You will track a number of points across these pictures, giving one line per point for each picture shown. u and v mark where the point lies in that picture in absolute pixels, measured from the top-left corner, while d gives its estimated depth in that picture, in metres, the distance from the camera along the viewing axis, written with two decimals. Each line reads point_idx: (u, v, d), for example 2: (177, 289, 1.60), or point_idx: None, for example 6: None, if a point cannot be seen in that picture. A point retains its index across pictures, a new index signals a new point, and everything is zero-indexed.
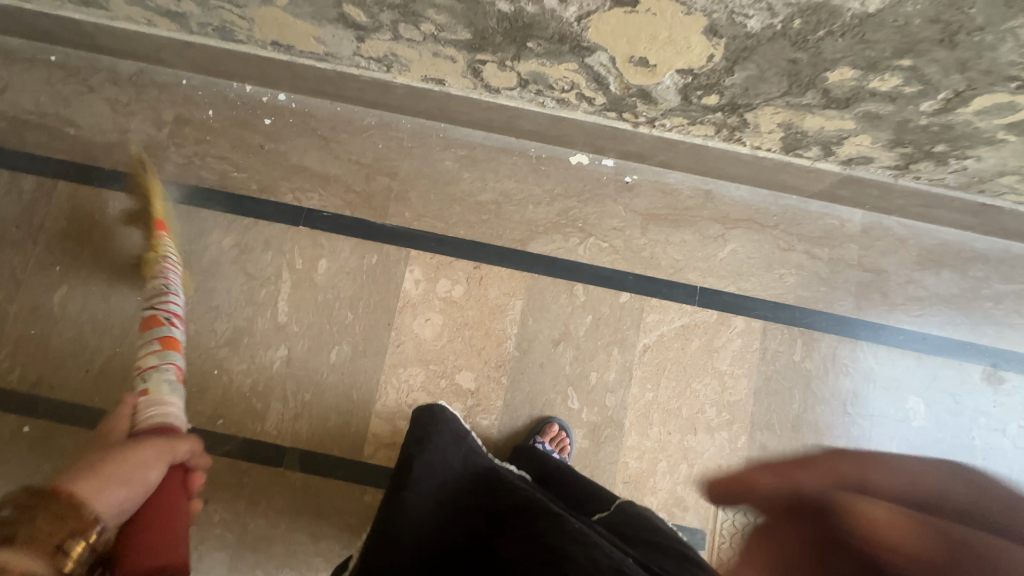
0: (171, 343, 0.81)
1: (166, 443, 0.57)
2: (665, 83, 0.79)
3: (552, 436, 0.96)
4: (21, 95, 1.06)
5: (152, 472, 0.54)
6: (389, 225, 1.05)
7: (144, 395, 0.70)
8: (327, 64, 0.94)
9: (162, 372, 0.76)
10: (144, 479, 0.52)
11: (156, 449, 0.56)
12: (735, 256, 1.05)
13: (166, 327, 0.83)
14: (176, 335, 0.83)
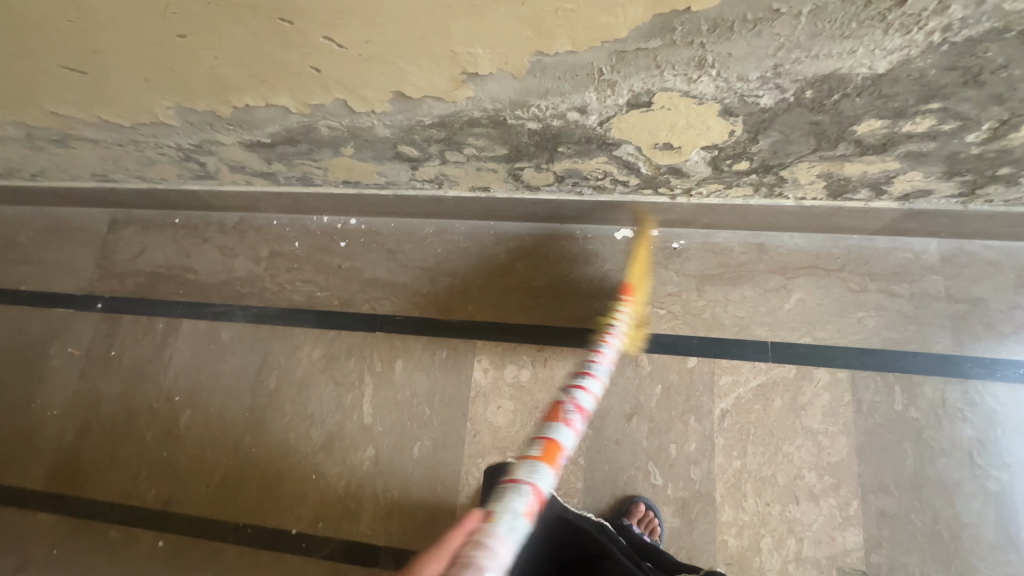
0: (551, 451, 0.59)
1: None
2: (693, 159, 0.83)
3: (640, 516, 0.92)
4: (155, 254, 1.30)
5: None
6: (455, 320, 1.13)
7: (489, 519, 0.50)
8: (388, 190, 1.09)
9: (512, 492, 0.53)
10: None
11: None
12: (804, 306, 1.02)
13: (564, 427, 0.62)
14: (558, 437, 0.60)
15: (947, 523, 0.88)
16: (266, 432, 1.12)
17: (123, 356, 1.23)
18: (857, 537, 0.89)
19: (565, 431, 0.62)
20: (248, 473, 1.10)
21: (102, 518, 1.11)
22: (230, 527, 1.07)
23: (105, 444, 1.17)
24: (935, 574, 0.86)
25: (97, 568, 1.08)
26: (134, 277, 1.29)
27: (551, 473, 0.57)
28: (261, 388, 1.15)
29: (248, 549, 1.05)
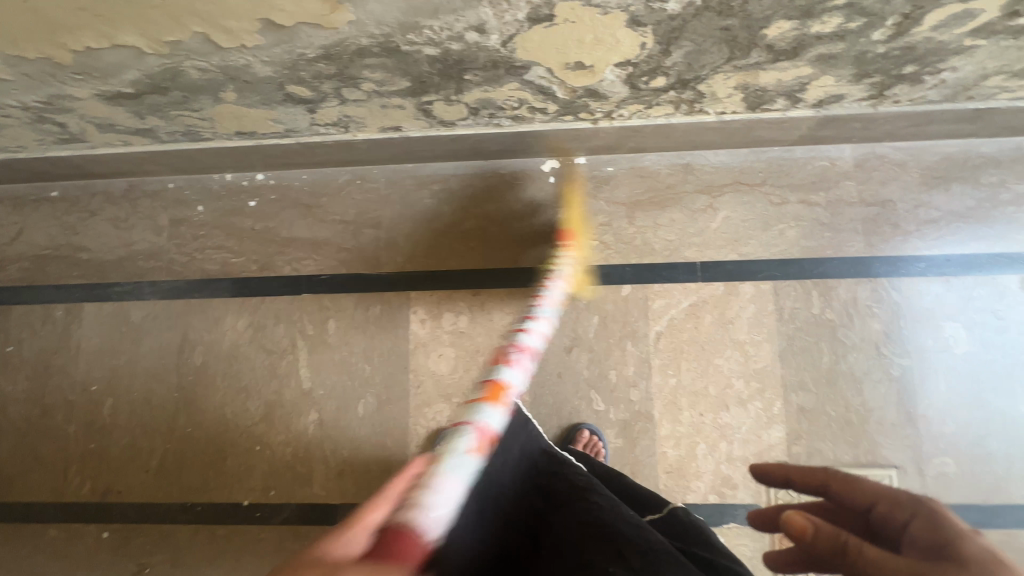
0: (497, 392, 0.57)
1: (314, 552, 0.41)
2: (608, 78, 0.79)
3: (584, 442, 0.96)
4: (36, 234, 1.15)
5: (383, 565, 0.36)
6: (385, 273, 1.07)
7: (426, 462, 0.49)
8: (290, 139, 0.98)
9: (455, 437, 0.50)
10: (371, 574, 0.35)
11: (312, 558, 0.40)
12: (729, 223, 1.03)
13: (506, 367, 0.61)
14: (505, 377, 0.59)
15: (857, 409, 0.96)
16: (200, 411, 1.06)
17: (22, 351, 1.11)
18: (780, 432, 0.97)
19: (514, 371, 0.61)
20: (188, 453, 1.06)
21: (34, 519, 1.06)
22: (178, 508, 1.04)
23: (22, 445, 1.09)
24: (846, 455, 0.95)
25: (40, 568, 1.04)
26: (15, 263, 1.14)
27: (498, 413, 0.54)
28: (186, 366, 1.08)
29: (200, 527, 1.03)
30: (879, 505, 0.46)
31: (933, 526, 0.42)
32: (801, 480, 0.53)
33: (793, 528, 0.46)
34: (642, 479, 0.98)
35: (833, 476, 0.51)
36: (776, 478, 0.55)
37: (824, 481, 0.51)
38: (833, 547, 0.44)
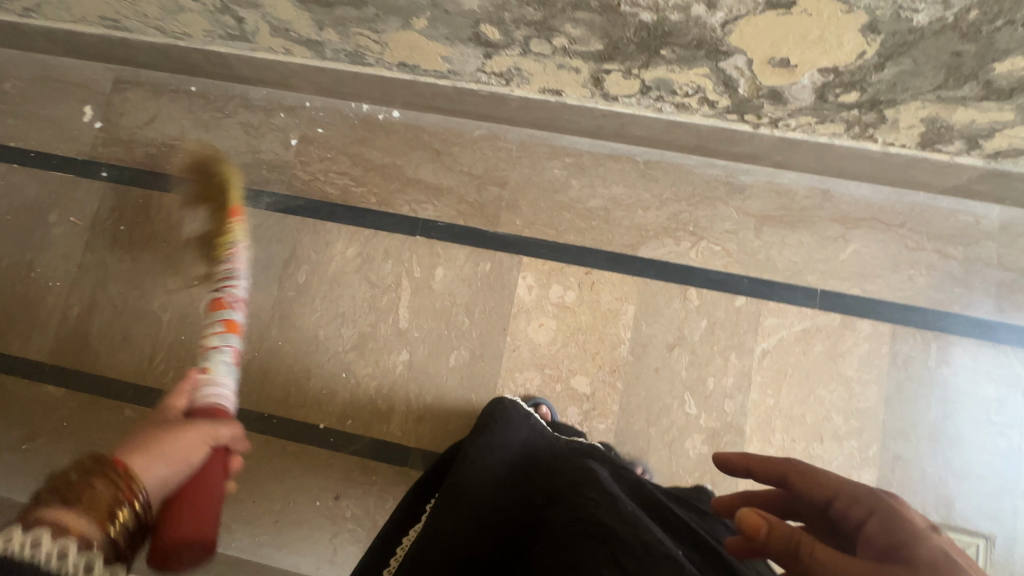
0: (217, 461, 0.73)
1: (207, 432, 0.70)
2: (802, 83, 0.77)
3: None
4: (168, 124, 1.17)
5: (194, 455, 0.68)
6: (502, 234, 1.07)
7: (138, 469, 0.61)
8: (447, 81, 0.99)
9: None
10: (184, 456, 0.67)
11: (202, 434, 0.70)
12: (858, 257, 1.01)
13: None
14: None
15: (954, 471, 0.94)
16: (293, 327, 1.07)
17: (134, 232, 1.13)
18: (872, 476, 0.95)
19: None
20: (274, 366, 1.06)
21: (114, 396, 1.07)
22: (255, 417, 1.05)
23: (114, 323, 1.10)
24: (936, 514, 0.93)
25: (111, 444, 1.06)
26: (144, 146, 1.17)
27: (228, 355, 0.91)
28: (289, 281, 1.09)
29: (273, 440, 1.04)
30: (839, 501, 0.47)
31: (889, 531, 0.43)
32: (761, 467, 0.51)
33: (747, 525, 0.43)
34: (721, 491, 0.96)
35: (796, 468, 0.50)
36: (743, 467, 0.52)
37: (785, 475, 0.50)
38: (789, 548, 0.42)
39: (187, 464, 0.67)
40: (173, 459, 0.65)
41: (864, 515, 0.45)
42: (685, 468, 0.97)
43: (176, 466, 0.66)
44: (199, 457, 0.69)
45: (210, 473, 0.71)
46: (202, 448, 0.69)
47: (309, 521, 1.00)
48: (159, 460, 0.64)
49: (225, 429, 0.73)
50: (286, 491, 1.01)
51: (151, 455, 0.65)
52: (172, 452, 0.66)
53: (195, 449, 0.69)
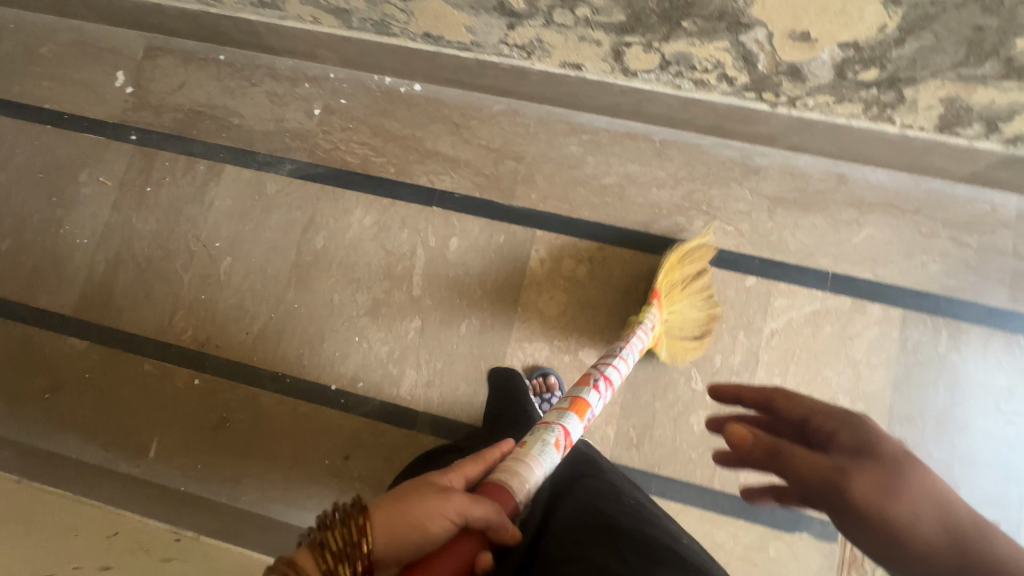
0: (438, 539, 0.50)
1: (441, 499, 0.50)
2: (822, 58, 0.78)
3: None
4: (196, 91, 1.20)
5: (433, 525, 0.49)
6: (517, 207, 1.09)
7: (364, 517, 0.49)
8: (469, 53, 1.00)
9: None
10: (426, 523, 0.50)
11: (431, 498, 0.51)
12: (871, 243, 1.02)
13: None
14: None
15: (961, 457, 0.94)
16: (310, 291, 1.09)
17: (159, 194, 1.16)
18: None
19: None
20: (289, 328, 1.09)
21: (134, 351, 1.11)
22: (269, 376, 1.07)
23: (137, 280, 1.14)
24: None
25: (130, 396, 1.09)
26: (172, 112, 1.20)
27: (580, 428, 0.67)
28: (306, 246, 1.11)
29: (286, 399, 1.06)
30: (812, 416, 0.48)
31: (857, 437, 0.44)
32: (753, 396, 0.53)
33: (733, 434, 0.45)
34: (723, 466, 0.97)
35: (780, 392, 0.51)
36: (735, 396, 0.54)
37: (770, 395, 0.52)
38: (769, 452, 0.44)
39: (423, 534, 0.49)
40: (441, 516, 0.50)
41: (838, 428, 0.45)
42: (689, 443, 0.98)
43: (416, 529, 0.49)
44: (439, 530, 0.49)
45: (452, 555, 0.47)
46: (445, 523, 0.49)
47: (318, 477, 1.02)
48: (402, 514, 0.50)
49: (477, 505, 0.50)
50: (296, 448, 1.04)
51: (401, 504, 0.51)
52: (401, 521, 0.50)
53: (436, 518, 0.50)
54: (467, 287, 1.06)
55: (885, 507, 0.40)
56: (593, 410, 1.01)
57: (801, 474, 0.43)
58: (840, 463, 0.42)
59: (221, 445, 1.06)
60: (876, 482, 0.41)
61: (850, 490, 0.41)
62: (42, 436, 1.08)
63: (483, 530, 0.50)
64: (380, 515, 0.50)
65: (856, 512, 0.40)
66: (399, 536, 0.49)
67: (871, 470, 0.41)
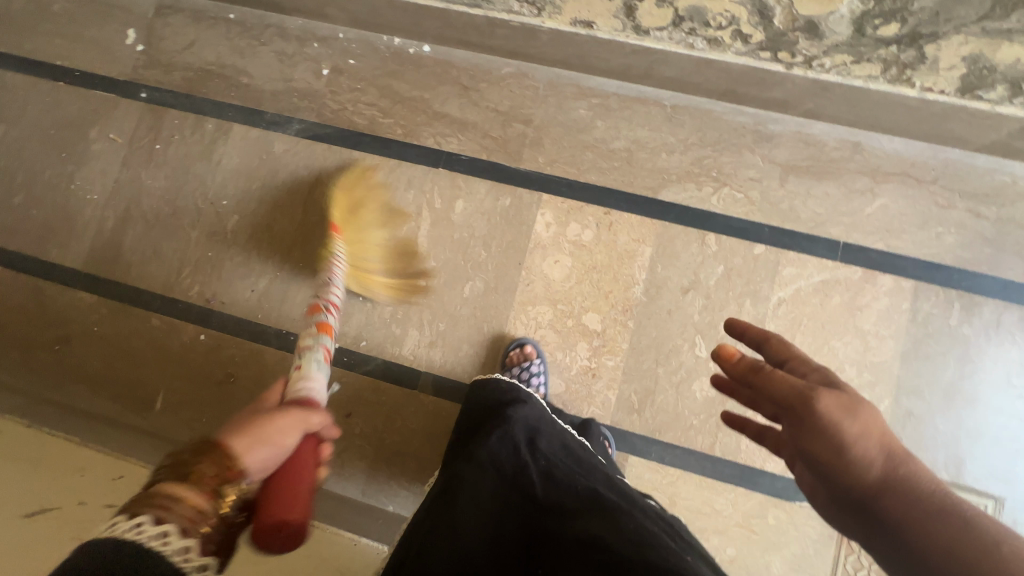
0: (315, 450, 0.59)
1: (302, 414, 0.59)
2: (840, 12, 0.76)
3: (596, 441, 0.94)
4: (206, 49, 1.20)
5: (288, 437, 0.56)
6: (524, 170, 1.08)
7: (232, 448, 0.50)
8: (479, 10, 0.99)
9: None
10: (278, 445, 0.55)
11: (291, 416, 0.58)
12: (885, 212, 0.99)
13: None
14: None
15: (968, 431, 0.92)
16: (315, 250, 1.10)
17: (168, 151, 1.17)
18: None
19: None
20: (294, 287, 1.09)
21: (142, 306, 1.12)
22: (273, 333, 1.08)
23: (146, 236, 1.15)
24: (945, 472, 0.92)
25: (137, 351, 1.11)
26: (182, 70, 1.20)
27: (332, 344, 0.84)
28: (313, 206, 1.11)
29: (290, 356, 1.07)
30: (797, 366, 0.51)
31: (827, 379, 0.49)
32: (762, 342, 0.53)
33: (724, 351, 0.51)
34: (725, 433, 0.97)
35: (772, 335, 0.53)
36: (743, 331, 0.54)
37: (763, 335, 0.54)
38: (752, 368, 0.50)
39: (282, 449, 0.55)
40: (282, 433, 0.56)
41: (811, 372, 0.50)
42: (690, 409, 0.98)
43: (271, 444, 0.54)
44: (294, 441, 0.57)
45: (307, 457, 0.57)
46: (297, 431, 0.57)
47: None
48: (261, 434, 0.54)
49: (316, 415, 0.61)
50: None
51: (242, 425, 0.55)
52: (258, 437, 0.54)
53: (289, 432, 0.57)
54: (472, 250, 1.06)
55: (843, 425, 0.46)
56: (596, 374, 1.00)
57: (776, 391, 0.48)
58: (810, 385, 0.47)
59: (225, 400, 1.07)
60: (842, 405, 0.46)
61: (818, 408, 0.46)
62: (51, 386, 1.10)
63: (320, 432, 0.61)
64: (239, 442, 0.52)
65: (816, 425, 0.46)
66: (259, 457, 0.52)
67: (840, 396, 0.47)
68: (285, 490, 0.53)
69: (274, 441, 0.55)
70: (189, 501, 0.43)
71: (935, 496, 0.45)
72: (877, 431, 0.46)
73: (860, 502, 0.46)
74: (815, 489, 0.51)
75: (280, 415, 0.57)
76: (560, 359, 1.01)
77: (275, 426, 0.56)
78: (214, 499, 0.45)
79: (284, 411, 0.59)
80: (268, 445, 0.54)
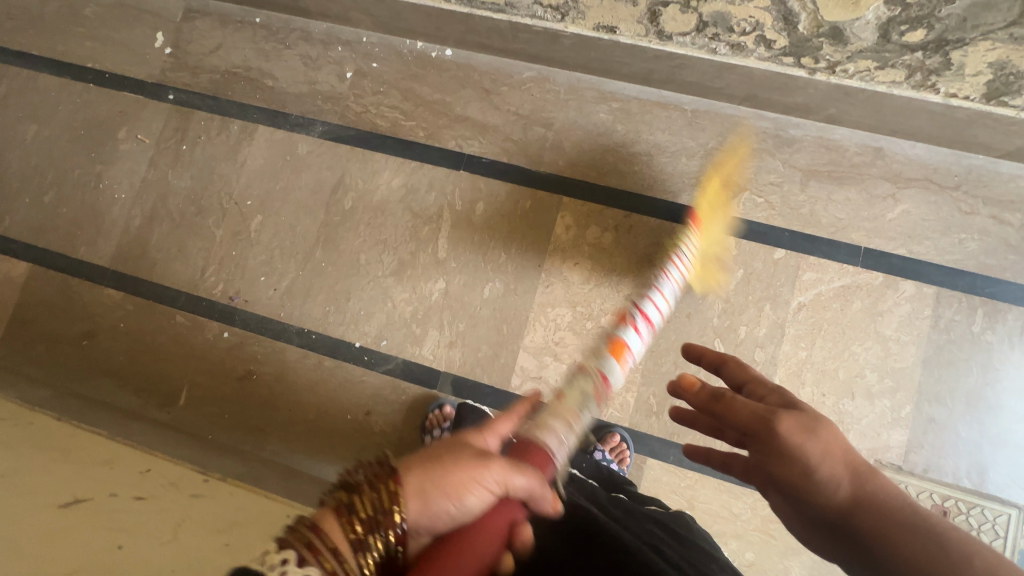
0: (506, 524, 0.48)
1: (505, 470, 0.49)
2: (866, 18, 0.76)
3: (612, 445, 0.96)
4: (233, 53, 1.22)
5: (473, 496, 0.48)
6: (544, 173, 1.09)
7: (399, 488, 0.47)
8: (503, 15, 1.00)
9: None
10: (460, 500, 0.47)
11: (496, 473, 0.49)
12: (907, 218, 0.99)
13: None
14: None
15: (991, 439, 0.92)
16: (337, 250, 1.11)
17: (194, 152, 1.19)
18: (902, 436, 0.93)
19: None
20: (316, 286, 1.11)
21: (167, 303, 1.14)
22: (295, 332, 1.10)
23: (172, 235, 1.17)
24: (967, 480, 0.91)
25: (162, 347, 1.13)
26: (209, 73, 1.22)
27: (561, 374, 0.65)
28: (335, 207, 1.13)
29: (310, 354, 1.08)
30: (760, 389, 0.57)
31: (784, 400, 0.54)
32: (729, 366, 0.60)
33: (683, 380, 0.58)
34: None
35: (734, 359, 0.60)
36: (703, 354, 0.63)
37: (724, 359, 0.61)
38: (712, 396, 0.55)
39: (461, 508, 0.47)
40: (480, 486, 0.48)
41: (770, 395, 0.56)
42: None
43: (450, 497, 0.48)
44: (479, 502, 0.47)
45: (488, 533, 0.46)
46: (484, 493, 0.48)
47: (340, 431, 1.05)
48: (437, 481, 0.49)
49: (517, 478, 0.49)
50: (320, 402, 1.06)
51: (432, 467, 0.50)
52: (439, 485, 0.48)
53: (479, 491, 0.48)
54: (492, 251, 1.07)
55: (803, 444, 0.50)
56: (614, 377, 1.01)
57: (738, 417, 0.53)
58: (769, 409, 0.52)
59: (247, 396, 1.09)
60: (801, 425, 0.51)
61: (778, 430, 0.51)
62: (78, 381, 1.12)
63: (522, 503, 0.49)
64: (415, 481, 0.49)
65: (779, 448, 0.50)
66: (433, 512, 0.47)
67: (797, 416, 0.51)
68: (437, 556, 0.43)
69: (458, 493, 0.48)
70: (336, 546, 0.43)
71: (909, 511, 0.45)
72: (839, 450, 0.49)
73: (837, 524, 0.48)
74: (797, 518, 0.53)
75: (480, 464, 0.49)
76: (579, 361, 1.02)
77: (466, 475, 0.49)
78: (360, 544, 0.44)
79: (494, 462, 0.50)
80: (441, 499, 0.47)
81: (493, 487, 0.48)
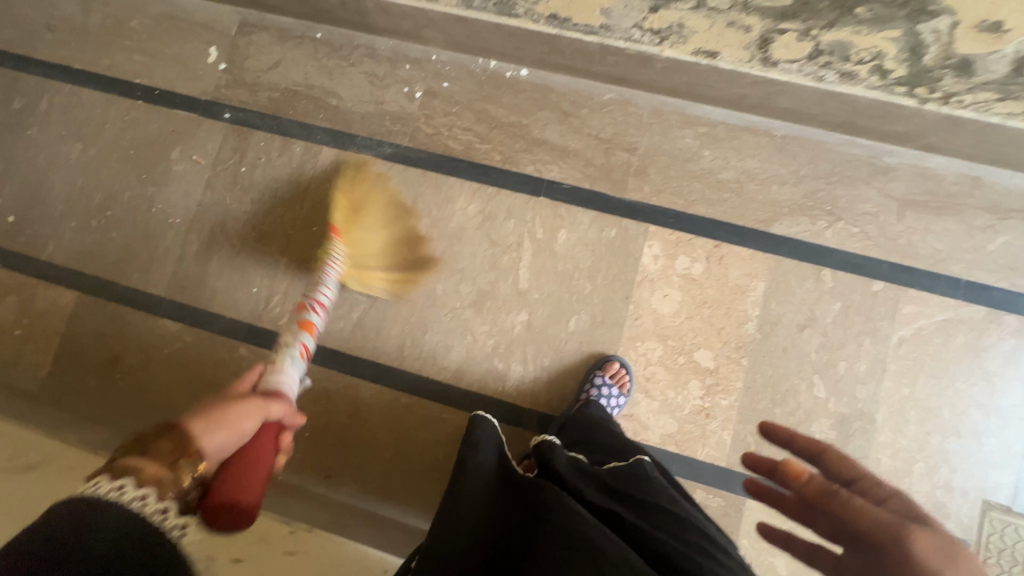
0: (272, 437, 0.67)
1: (264, 403, 0.66)
2: (1004, 52, 0.73)
3: (614, 373, 0.97)
4: (292, 69, 1.17)
5: (251, 424, 0.63)
6: (628, 200, 1.05)
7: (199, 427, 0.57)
8: (594, 38, 0.95)
9: None
10: (239, 430, 0.62)
11: (257, 406, 0.65)
12: (1008, 250, 0.97)
13: None
14: None
15: None
16: None
17: (254, 174, 1.13)
18: (1010, 476, 0.91)
19: None
20: (390, 318, 1.06)
21: (229, 335, 1.08)
22: (368, 366, 1.04)
23: (232, 262, 1.11)
24: None
25: (224, 381, 1.07)
26: (267, 90, 1.16)
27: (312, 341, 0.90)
28: None
29: (386, 390, 1.03)
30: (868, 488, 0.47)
31: (909, 508, 0.43)
32: (831, 459, 0.50)
33: (790, 469, 0.50)
34: None
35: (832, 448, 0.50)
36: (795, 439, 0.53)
37: (822, 448, 0.51)
38: (820, 491, 0.46)
39: (243, 434, 0.62)
40: (256, 416, 0.64)
41: (887, 499, 0.45)
42: None
43: (236, 433, 0.61)
44: (256, 428, 0.64)
45: (263, 445, 0.65)
46: (259, 420, 0.64)
47: (421, 470, 1.00)
48: (222, 421, 0.60)
49: (277, 407, 0.68)
50: (396, 440, 1.01)
51: (213, 414, 0.61)
52: (225, 422, 0.61)
53: (255, 420, 0.64)
54: (577, 282, 1.03)
55: (943, 574, 0.38)
56: (709, 415, 0.97)
57: (852, 519, 0.43)
58: (897, 518, 0.41)
59: (318, 435, 1.03)
60: (939, 550, 0.39)
61: (908, 545, 0.40)
62: (135, 417, 1.06)
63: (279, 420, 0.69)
64: (199, 425, 0.58)
65: (907, 568, 0.39)
66: (220, 440, 0.59)
67: (933, 537, 0.40)
68: (244, 471, 0.62)
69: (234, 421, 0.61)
70: (149, 471, 0.48)
71: None
72: None
73: None
74: None
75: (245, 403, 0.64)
76: (671, 399, 0.98)
77: (246, 412, 0.63)
78: (174, 471, 0.50)
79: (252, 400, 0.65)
80: (241, 425, 0.62)
81: (266, 414, 0.66)
